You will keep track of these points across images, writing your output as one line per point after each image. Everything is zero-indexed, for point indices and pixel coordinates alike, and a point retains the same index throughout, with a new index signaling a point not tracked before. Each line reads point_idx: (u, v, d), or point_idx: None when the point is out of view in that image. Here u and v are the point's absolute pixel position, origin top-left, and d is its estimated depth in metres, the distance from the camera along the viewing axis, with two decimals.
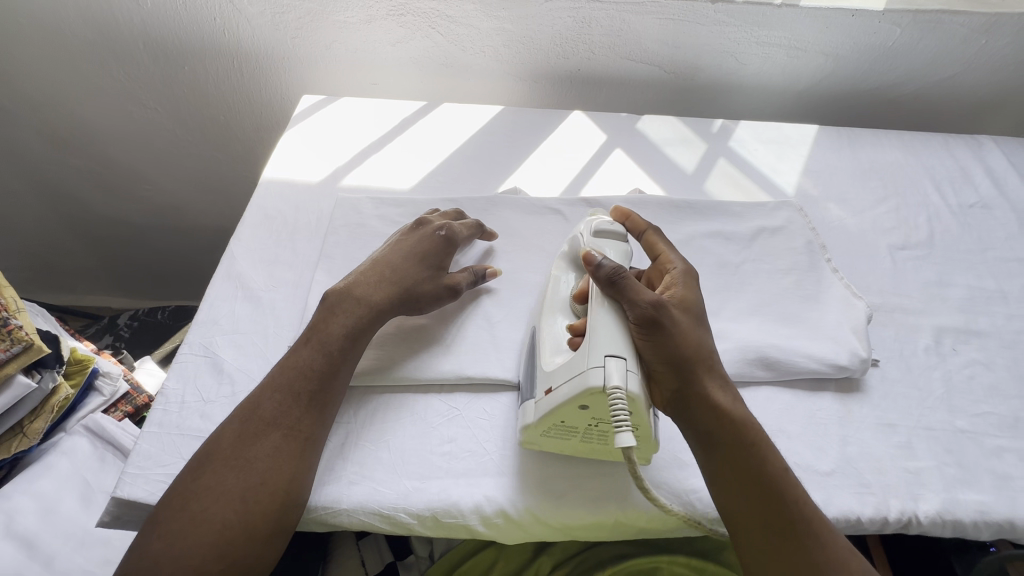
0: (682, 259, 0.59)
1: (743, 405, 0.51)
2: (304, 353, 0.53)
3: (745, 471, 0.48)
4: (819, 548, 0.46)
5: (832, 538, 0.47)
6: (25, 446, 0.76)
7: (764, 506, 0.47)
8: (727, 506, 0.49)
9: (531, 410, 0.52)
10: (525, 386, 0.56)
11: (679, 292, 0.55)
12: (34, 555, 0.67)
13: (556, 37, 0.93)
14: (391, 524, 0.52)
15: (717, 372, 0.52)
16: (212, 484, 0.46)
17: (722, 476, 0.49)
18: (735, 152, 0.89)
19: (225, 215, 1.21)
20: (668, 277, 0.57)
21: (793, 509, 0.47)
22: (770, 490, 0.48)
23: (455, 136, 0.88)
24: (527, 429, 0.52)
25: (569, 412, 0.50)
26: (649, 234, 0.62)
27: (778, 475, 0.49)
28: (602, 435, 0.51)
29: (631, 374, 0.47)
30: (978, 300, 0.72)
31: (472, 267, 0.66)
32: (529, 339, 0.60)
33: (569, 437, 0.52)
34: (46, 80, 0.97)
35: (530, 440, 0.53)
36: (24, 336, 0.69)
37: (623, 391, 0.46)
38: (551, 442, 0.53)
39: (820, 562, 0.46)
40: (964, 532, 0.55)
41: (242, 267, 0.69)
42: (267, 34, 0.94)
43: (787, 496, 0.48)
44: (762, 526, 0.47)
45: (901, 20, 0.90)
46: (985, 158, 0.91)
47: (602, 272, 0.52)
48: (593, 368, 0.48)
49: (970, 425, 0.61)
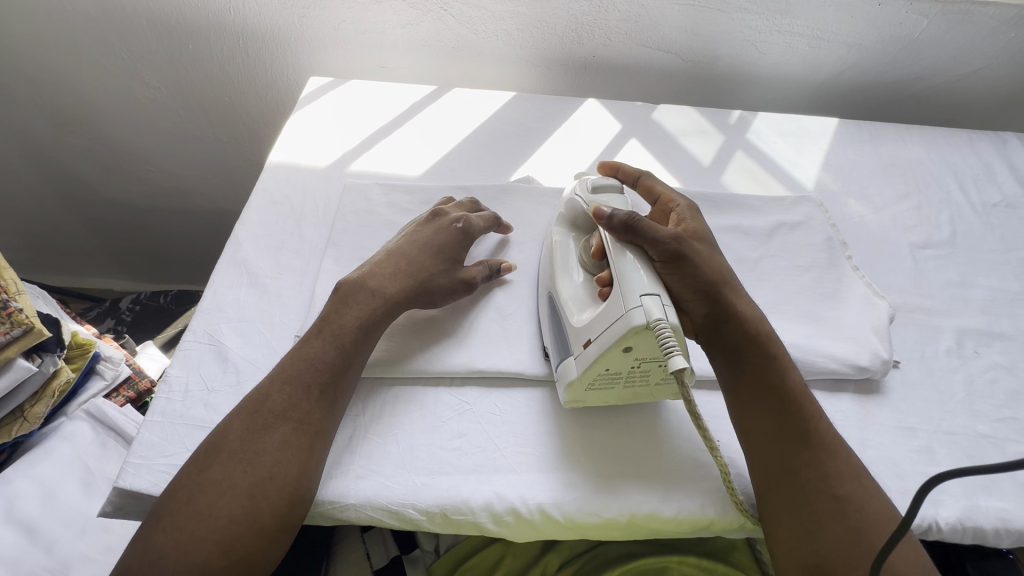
0: (683, 197, 0.61)
1: (766, 322, 0.53)
2: (315, 346, 0.52)
3: (765, 386, 0.50)
4: (830, 459, 0.47)
5: (844, 454, 0.48)
6: (26, 431, 0.74)
7: (780, 424, 0.49)
8: (746, 424, 0.50)
9: (572, 364, 0.51)
10: (557, 347, 0.55)
11: (691, 225, 0.57)
12: (34, 541, 0.66)
13: (571, 20, 0.90)
14: (400, 519, 0.50)
15: (740, 291, 0.54)
16: (218, 478, 0.44)
17: (744, 400, 0.51)
18: (753, 144, 0.87)
19: (230, 198, 1.19)
20: (675, 214, 0.58)
21: (808, 423, 0.49)
22: (787, 407, 0.49)
23: (466, 122, 0.86)
24: (572, 387, 0.51)
25: (613, 358, 0.48)
26: (644, 180, 0.64)
27: (798, 392, 0.50)
28: (644, 375, 0.51)
29: (669, 308, 0.46)
30: (1001, 302, 0.71)
31: (487, 261, 0.64)
32: (545, 300, 0.60)
33: (612, 385, 0.51)
34: (44, 54, 0.94)
35: (574, 397, 0.52)
36: (25, 319, 0.68)
37: (667, 322, 0.45)
38: (594, 394, 0.52)
39: (830, 475, 0.47)
40: (984, 540, 0.53)
41: (248, 253, 0.67)
42: (274, 12, 0.91)
43: (804, 411, 0.49)
44: (777, 449, 0.48)
45: (929, 11, 0.87)
46: (1010, 156, 0.89)
47: (615, 222, 0.52)
48: (632, 309, 0.46)
49: (992, 430, 0.59)
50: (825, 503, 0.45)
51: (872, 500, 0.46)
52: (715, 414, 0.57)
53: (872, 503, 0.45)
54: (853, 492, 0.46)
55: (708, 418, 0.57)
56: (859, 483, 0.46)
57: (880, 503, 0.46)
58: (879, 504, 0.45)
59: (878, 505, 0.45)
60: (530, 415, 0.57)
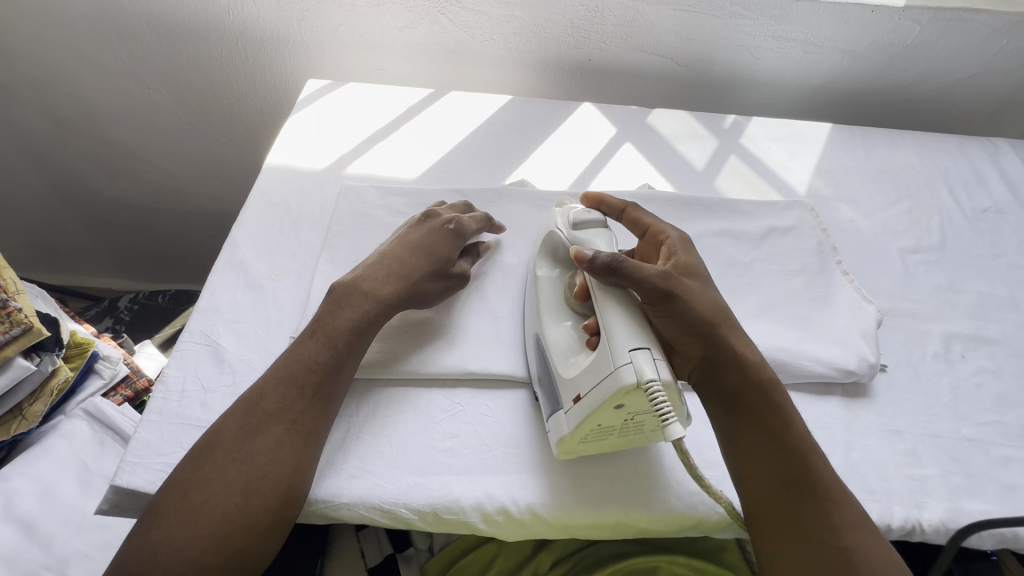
0: (674, 228, 0.60)
1: (768, 366, 0.52)
2: (309, 347, 0.53)
3: (766, 430, 0.49)
4: (836, 509, 0.47)
5: (848, 503, 0.47)
6: (25, 429, 0.75)
7: (779, 471, 0.48)
8: (747, 472, 0.49)
9: (563, 420, 0.51)
10: (546, 395, 0.55)
11: (681, 260, 0.56)
12: (32, 538, 0.67)
13: (568, 24, 0.91)
14: (392, 518, 0.51)
15: (738, 332, 0.53)
16: (212, 475, 0.45)
17: (742, 440, 0.50)
18: (747, 149, 0.88)
19: (229, 199, 1.20)
20: (666, 247, 0.57)
21: (811, 473, 0.48)
22: (788, 452, 0.49)
23: (462, 126, 0.87)
24: (564, 441, 0.51)
25: (605, 414, 0.48)
26: (630, 212, 0.62)
27: (799, 438, 0.49)
28: (638, 427, 0.50)
29: (659, 364, 0.46)
30: (989, 307, 0.72)
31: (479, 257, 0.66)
32: (532, 342, 0.59)
33: (606, 437, 0.51)
34: (47, 58, 0.95)
35: (566, 450, 0.52)
36: (24, 318, 0.68)
37: (658, 381, 0.45)
38: (586, 447, 0.52)
39: (837, 525, 0.46)
40: (967, 542, 0.54)
41: (245, 255, 0.68)
42: (273, 15, 0.92)
43: (810, 460, 0.48)
44: (783, 487, 0.48)
45: (921, 18, 0.88)
46: (1002, 161, 0.90)
47: (598, 264, 0.52)
48: (622, 367, 0.46)
49: (977, 434, 0.60)
50: (833, 554, 0.45)
51: (875, 548, 0.45)
52: (703, 416, 0.59)
53: (877, 552, 0.45)
54: (859, 545, 0.45)
55: (697, 421, 0.58)
56: (863, 534, 0.46)
57: (883, 549, 0.46)
58: (882, 552, 0.45)
59: (882, 550, 0.46)
60: (521, 416, 0.58)
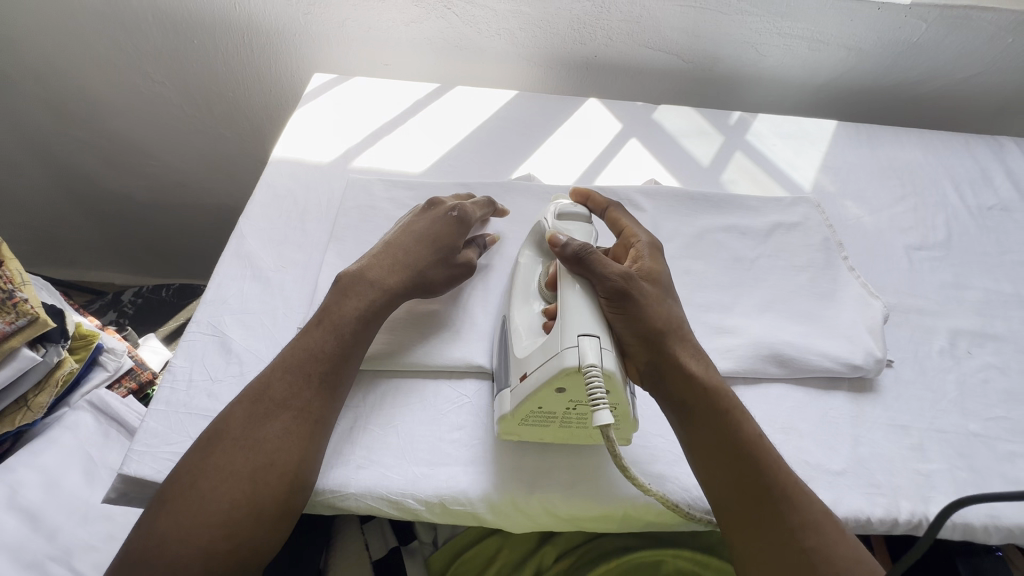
0: (645, 233, 0.60)
1: (718, 374, 0.52)
2: (316, 335, 0.53)
3: (715, 432, 0.49)
4: (793, 510, 0.47)
5: (808, 502, 0.47)
6: (30, 420, 0.75)
7: (738, 472, 0.48)
8: (705, 473, 0.49)
9: (507, 398, 0.51)
10: (498, 375, 0.55)
11: (647, 264, 0.56)
12: (37, 529, 0.67)
13: (574, 20, 0.91)
14: (399, 509, 0.51)
15: (689, 342, 0.53)
16: (223, 463, 0.45)
17: (700, 444, 0.49)
18: (752, 145, 0.88)
19: (232, 194, 1.20)
20: (634, 250, 0.58)
21: (770, 475, 0.48)
22: (744, 455, 0.48)
23: (467, 120, 0.87)
24: (505, 420, 0.51)
25: (547, 396, 0.48)
26: (611, 211, 0.63)
27: (752, 441, 0.49)
28: (579, 418, 0.50)
29: (605, 352, 0.47)
30: (995, 304, 0.72)
31: (476, 240, 0.67)
32: (498, 329, 0.59)
33: (547, 424, 0.51)
34: (50, 50, 0.95)
35: (507, 430, 0.52)
36: (30, 309, 0.69)
37: (598, 368, 0.45)
38: (527, 431, 0.52)
39: (795, 525, 0.46)
40: (973, 537, 0.54)
41: (252, 246, 0.68)
42: (279, 9, 0.92)
43: (764, 465, 0.48)
44: (741, 488, 0.47)
45: (928, 15, 0.88)
46: (1007, 160, 0.90)
47: (569, 250, 0.52)
48: (567, 349, 0.46)
49: (983, 429, 0.60)
50: (793, 556, 0.45)
51: (836, 547, 0.46)
52: None
53: (839, 551, 0.46)
54: (820, 545, 0.46)
55: None
56: (825, 533, 0.46)
57: (846, 547, 0.46)
58: (846, 551, 0.45)
59: (845, 549, 0.46)
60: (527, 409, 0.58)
